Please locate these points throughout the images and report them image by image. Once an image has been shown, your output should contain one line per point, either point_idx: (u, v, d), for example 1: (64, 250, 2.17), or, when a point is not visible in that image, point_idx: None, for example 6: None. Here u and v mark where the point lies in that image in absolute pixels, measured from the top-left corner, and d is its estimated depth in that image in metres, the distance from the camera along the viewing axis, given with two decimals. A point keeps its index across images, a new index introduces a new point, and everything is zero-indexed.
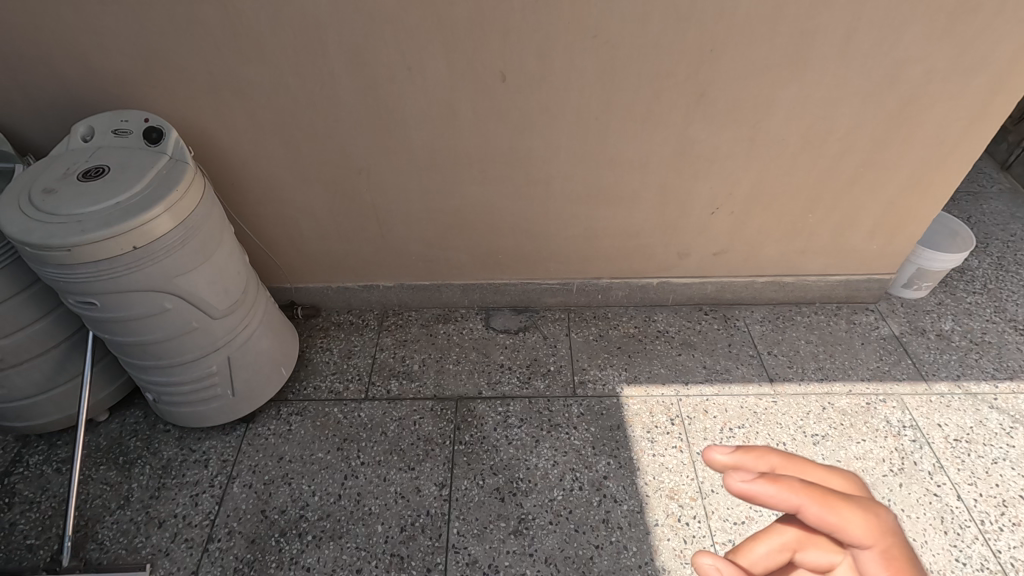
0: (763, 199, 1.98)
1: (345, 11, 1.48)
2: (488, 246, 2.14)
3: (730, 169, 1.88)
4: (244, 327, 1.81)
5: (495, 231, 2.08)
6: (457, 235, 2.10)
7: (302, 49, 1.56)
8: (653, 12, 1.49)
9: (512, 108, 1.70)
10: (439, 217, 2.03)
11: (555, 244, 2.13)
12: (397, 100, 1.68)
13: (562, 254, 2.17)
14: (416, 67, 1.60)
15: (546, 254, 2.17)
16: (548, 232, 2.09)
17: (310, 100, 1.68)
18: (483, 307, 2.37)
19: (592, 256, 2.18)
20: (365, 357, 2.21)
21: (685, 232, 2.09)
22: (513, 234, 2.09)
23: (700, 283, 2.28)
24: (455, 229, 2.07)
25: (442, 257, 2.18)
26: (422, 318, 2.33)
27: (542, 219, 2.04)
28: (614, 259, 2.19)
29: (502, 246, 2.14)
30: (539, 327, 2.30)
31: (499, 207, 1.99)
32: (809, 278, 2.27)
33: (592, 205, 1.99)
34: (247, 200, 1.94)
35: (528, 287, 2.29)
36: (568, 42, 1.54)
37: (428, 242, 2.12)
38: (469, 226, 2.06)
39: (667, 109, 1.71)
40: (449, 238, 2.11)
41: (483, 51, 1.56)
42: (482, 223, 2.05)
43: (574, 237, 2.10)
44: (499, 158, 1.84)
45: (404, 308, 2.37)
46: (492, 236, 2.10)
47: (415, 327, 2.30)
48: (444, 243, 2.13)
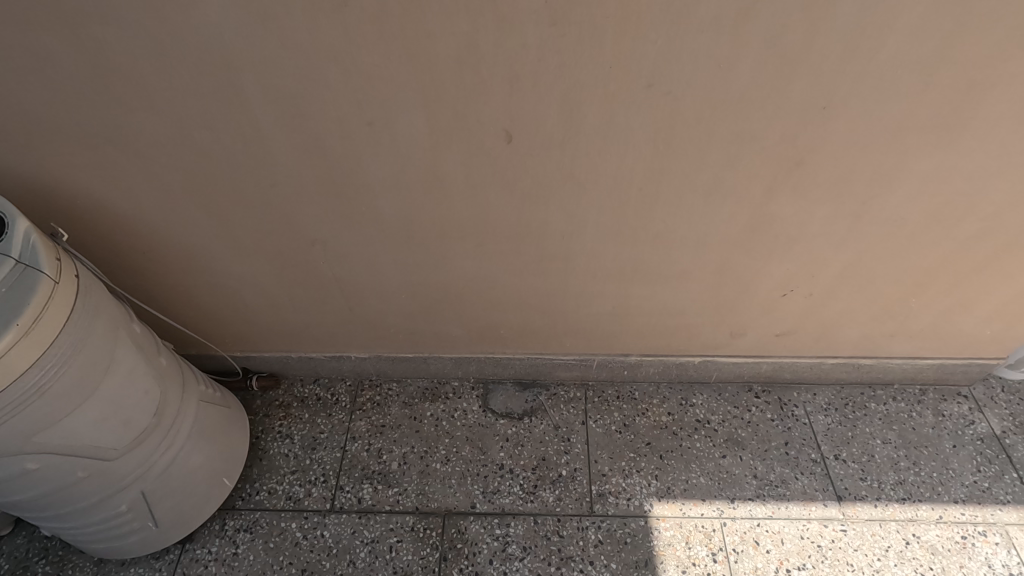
0: (856, 280, 1.47)
1: (267, 45, 0.96)
2: (488, 321, 1.66)
3: (819, 250, 1.37)
4: (163, 452, 1.36)
5: (496, 306, 1.60)
6: (447, 310, 1.61)
7: (210, 97, 1.04)
8: (745, 53, 0.95)
9: (522, 176, 1.18)
10: (424, 292, 1.54)
11: (574, 321, 1.65)
12: (356, 163, 1.16)
13: (583, 331, 1.69)
14: (380, 121, 1.08)
15: (562, 330, 1.69)
16: (566, 310, 1.60)
17: (230, 161, 1.17)
18: (480, 379, 1.92)
19: (620, 334, 1.70)
20: (333, 448, 1.78)
21: (743, 313, 1.59)
22: (519, 311, 1.61)
23: (753, 363, 1.81)
24: (444, 303, 1.59)
25: (429, 332, 1.71)
26: (405, 394, 1.89)
27: (560, 297, 1.55)
28: (649, 338, 1.71)
29: (506, 322, 1.66)
30: (549, 410, 1.85)
31: (502, 283, 1.50)
32: (892, 361, 1.80)
33: (626, 283, 1.49)
34: (167, 273, 1.45)
35: (536, 362, 1.82)
36: (610, 93, 1.01)
37: (410, 316, 1.64)
38: (463, 301, 1.58)
39: (744, 179, 1.18)
40: (437, 313, 1.63)
41: (480, 102, 1.04)
42: (481, 299, 1.57)
43: (599, 314, 1.62)
44: (504, 231, 1.33)
45: (383, 379, 1.92)
46: (494, 311, 1.61)
47: (395, 407, 1.86)
48: (431, 317, 1.64)
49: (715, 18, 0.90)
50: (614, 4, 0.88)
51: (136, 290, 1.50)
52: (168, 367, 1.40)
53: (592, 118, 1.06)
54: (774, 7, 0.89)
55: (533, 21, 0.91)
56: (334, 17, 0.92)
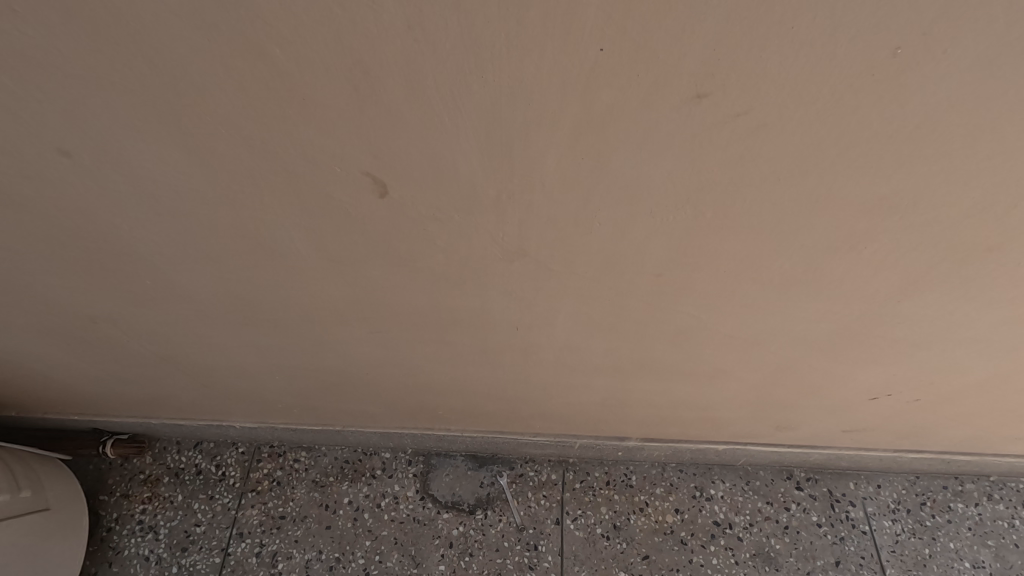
0: (997, 386, 0.90)
1: None
2: (417, 404, 1.12)
3: (953, 351, 0.80)
4: None
5: (425, 394, 1.05)
6: (353, 393, 1.07)
7: None
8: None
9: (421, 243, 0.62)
10: (308, 376, 0.99)
11: (544, 409, 1.10)
12: (105, 208, 0.62)
13: (558, 418, 1.15)
14: (107, 130, 0.53)
15: (528, 414, 1.15)
16: (530, 401, 1.05)
17: None
18: (420, 450, 1.41)
19: (612, 423, 1.16)
20: (211, 550, 1.29)
21: (800, 412, 1.04)
22: (461, 398, 1.07)
23: (804, 453, 1.29)
24: (346, 388, 1.04)
25: (335, 409, 1.18)
26: (317, 469, 1.39)
27: (520, 392, 1.00)
28: (654, 426, 1.18)
29: (444, 405, 1.12)
30: (512, 501, 1.35)
31: (426, 374, 0.95)
32: (998, 456, 1.27)
33: (622, 382, 0.93)
34: None
35: (494, 440, 1.31)
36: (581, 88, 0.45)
37: (302, 395, 1.11)
38: (373, 387, 1.03)
39: (842, 248, 0.62)
40: (338, 395, 1.09)
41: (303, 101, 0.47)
42: (398, 385, 1.02)
43: (581, 406, 1.07)
44: (411, 316, 0.76)
45: (289, 446, 1.42)
46: (422, 398, 1.07)
47: (301, 490, 1.37)
48: (332, 398, 1.11)
49: None
50: None
51: None
52: None
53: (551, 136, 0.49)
54: None
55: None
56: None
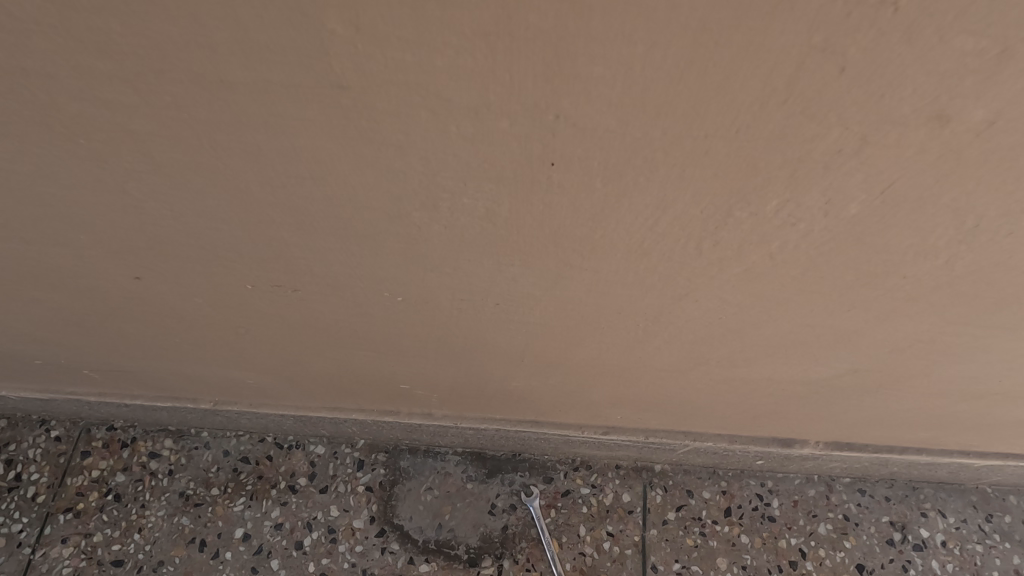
0: None
1: None
2: (365, 324, 0.50)
3: None
4: None
5: (383, 268, 0.44)
6: (212, 272, 0.46)
7: None
8: None
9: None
10: (72, 181, 0.38)
11: (653, 332, 0.49)
12: None
13: (674, 363, 0.53)
14: None
15: (608, 362, 0.53)
16: (634, 288, 0.44)
17: None
18: (381, 444, 0.78)
19: (791, 382, 0.54)
20: None
21: None
22: (467, 288, 0.45)
23: None
24: (188, 243, 0.43)
25: (189, 345, 0.55)
26: (189, 475, 0.76)
27: (624, 226, 0.39)
28: (875, 396, 0.55)
29: (425, 326, 0.50)
30: (547, 545, 0.71)
31: (381, 142, 0.34)
32: None
33: (934, 160, 0.33)
34: None
35: (517, 436, 0.66)
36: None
37: (100, 291, 0.49)
38: (253, 234, 0.41)
39: None
40: (181, 282, 0.47)
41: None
42: (314, 227, 0.40)
43: (751, 308, 0.46)
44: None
45: (143, 431, 0.78)
46: (377, 283, 0.45)
47: (158, 512, 0.73)
48: (175, 299, 0.49)
49: None
50: None
51: None
52: None
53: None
54: None
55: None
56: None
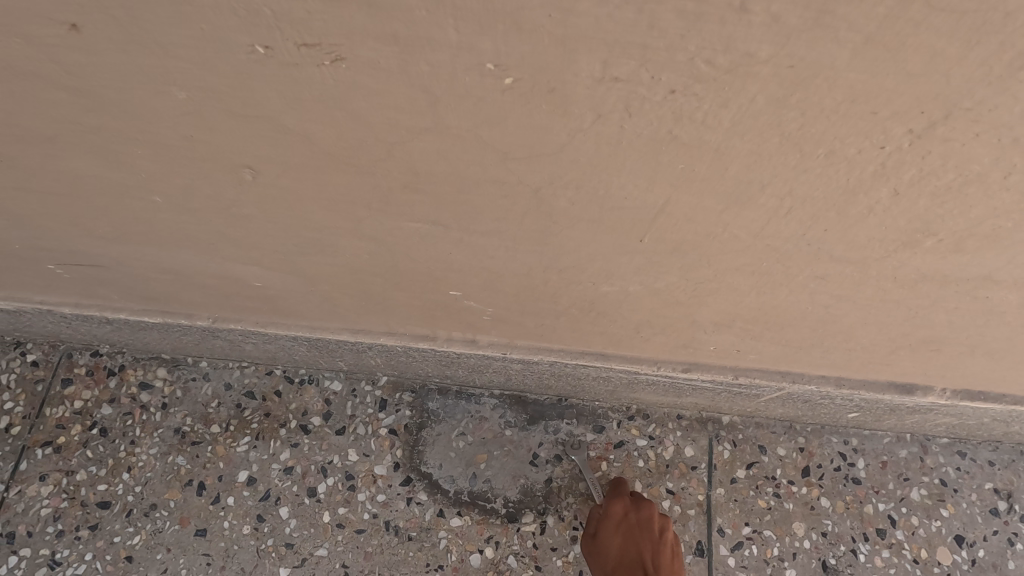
0: None
1: None
2: (406, 209, 0.34)
3: None
4: None
5: (453, 98, 0.27)
6: (173, 106, 0.29)
7: None
8: None
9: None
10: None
11: (812, 240, 0.34)
12: None
13: (833, 284, 0.38)
14: None
15: (735, 280, 0.38)
16: (835, 141, 0.28)
17: None
18: (404, 382, 0.67)
19: (948, 329, 0.41)
20: None
21: None
22: (567, 144, 0.29)
23: None
24: (129, 51, 0.26)
25: (154, 245, 0.40)
26: (185, 410, 0.65)
27: (888, 5, 0.22)
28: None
29: (491, 215, 0.34)
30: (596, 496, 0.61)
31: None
32: None
33: None
34: None
35: (576, 372, 0.55)
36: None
37: (10, 148, 0.33)
38: (238, 36, 0.25)
39: None
40: (127, 130, 0.31)
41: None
42: (338, 5, 0.24)
43: (1009, 186, 0.30)
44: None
45: (133, 358, 0.67)
46: (437, 132, 0.29)
47: (150, 451, 0.64)
48: (150, 202, 0.36)
49: None
50: None
51: None
52: None
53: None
54: None
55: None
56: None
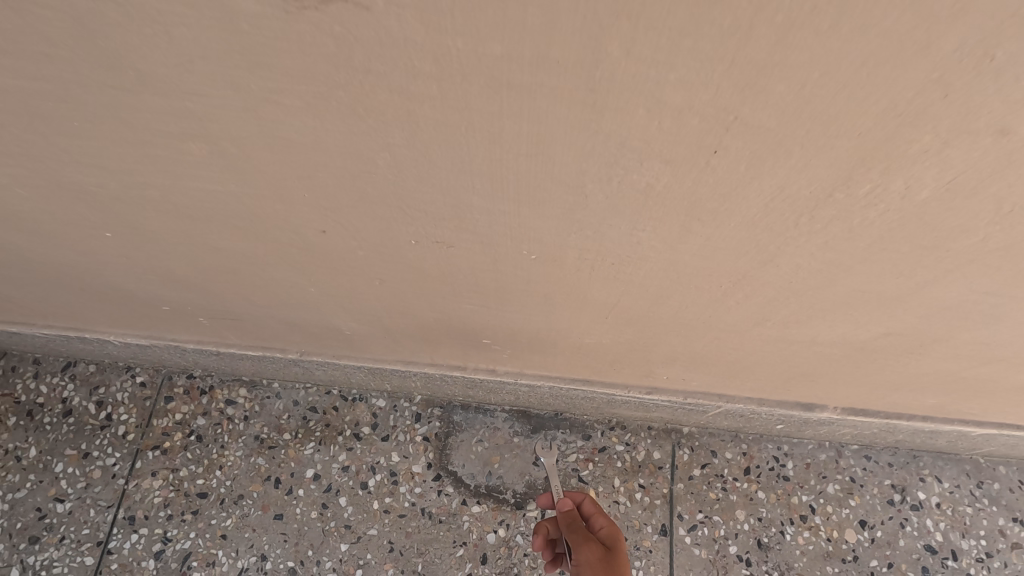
0: None
1: None
2: (462, 292, 0.53)
3: None
4: None
5: (496, 239, 0.46)
6: (324, 236, 0.48)
7: None
8: None
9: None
10: (218, 148, 0.40)
11: (720, 316, 0.53)
12: None
13: (739, 339, 0.57)
14: None
15: (675, 334, 0.57)
16: (729, 274, 0.47)
17: None
18: (433, 400, 0.86)
19: (824, 368, 0.60)
20: (76, 548, 0.76)
21: None
22: (563, 263, 0.48)
23: None
24: (309, 210, 0.45)
25: (287, 301, 0.59)
26: (262, 421, 0.83)
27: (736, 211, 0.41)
28: (912, 376, 0.60)
29: (513, 295, 0.53)
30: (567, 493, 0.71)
31: (546, 138, 0.35)
32: None
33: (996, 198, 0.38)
34: None
35: (568, 394, 0.74)
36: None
37: (214, 251, 0.52)
38: (372, 208, 0.45)
39: None
40: (290, 246, 0.50)
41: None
42: (435, 200, 0.42)
43: (835, 292, 0.48)
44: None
45: (220, 380, 0.86)
46: (484, 253, 0.48)
47: (236, 453, 0.81)
48: (292, 280, 0.55)
49: None
50: None
51: None
52: None
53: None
54: None
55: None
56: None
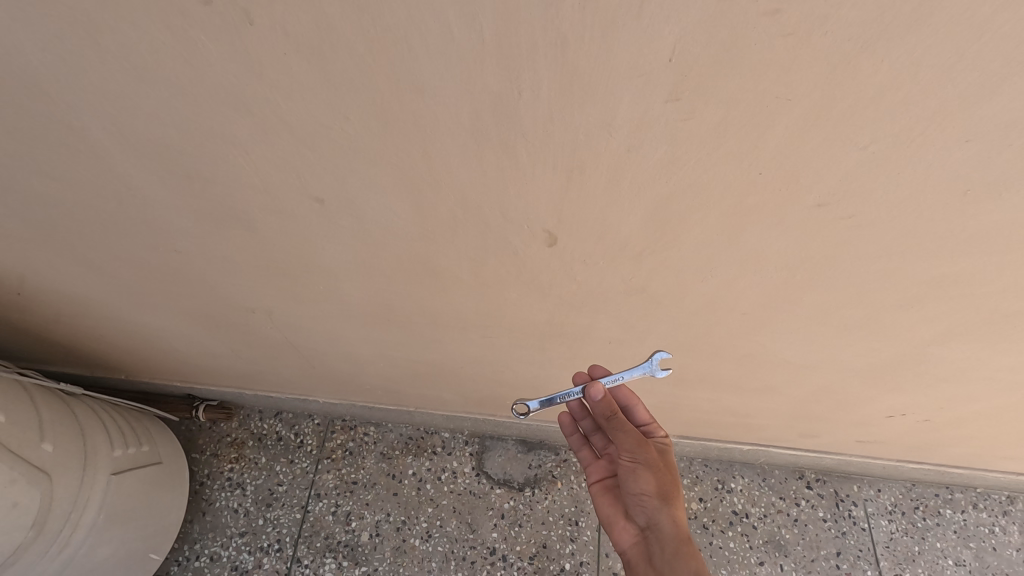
0: (997, 417, 1.07)
1: (148, 103, 0.52)
2: (500, 390, 1.25)
3: (971, 389, 0.95)
4: (53, 558, 1.06)
5: (515, 379, 1.17)
6: (444, 374, 1.19)
7: (65, 160, 0.62)
8: (969, 194, 0.51)
9: (588, 243, 0.66)
10: (417, 355, 1.09)
11: None
12: (309, 248, 0.74)
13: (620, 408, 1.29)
14: (341, 198, 0.63)
15: None
16: None
17: (105, 225, 0.74)
18: (475, 433, 1.57)
19: (660, 420, 1.33)
20: (292, 508, 1.47)
21: (828, 424, 1.21)
22: (541, 386, 1.19)
23: (817, 456, 1.46)
24: (442, 369, 1.16)
25: (418, 390, 1.31)
26: (383, 443, 1.56)
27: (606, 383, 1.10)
28: (700, 425, 1.33)
29: (520, 392, 1.25)
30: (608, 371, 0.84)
31: (535, 361, 1.05)
32: (988, 472, 1.44)
33: (692, 384, 1.07)
34: (67, 319, 1.08)
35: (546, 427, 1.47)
36: (763, 181, 0.53)
37: (395, 375, 1.23)
38: (466, 370, 1.15)
39: (911, 323, 0.75)
40: (429, 376, 1.21)
41: (532, 154, 0.53)
42: (493, 369, 1.13)
43: (649, 400, 1.19)
44: (555, 301, 0.81)
45: (358, 421, 1.58)
46: (510, 381, 1.19)
47: (371, 461, 1.53)
48: (425, 384, 1.27)
49: (1009, 124, 0.44)
50: (801, 85, 0.42)
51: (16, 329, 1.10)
52: (64, 453, 1.06)
53: (746, 192, 0.54)
54: None
55: (663, 58, 0.42)
56: (235, 24, 0.43)
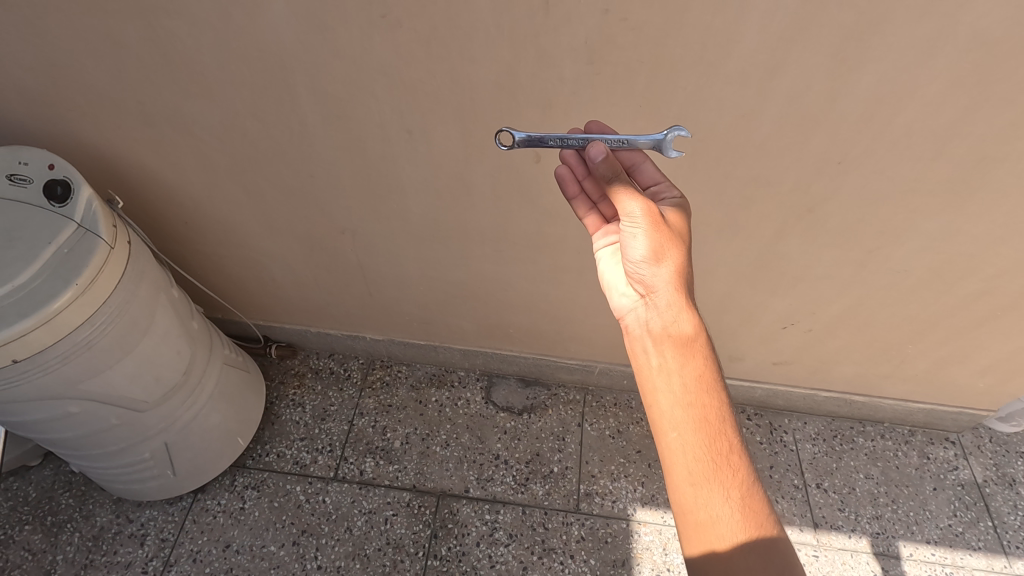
0: (855, 322, 1.52)
1: (334, 65, 1.05)
2: (504, 314, 1.71)
3: (822, 290, 1.42)
4: (186, 410, 1.48)
5: (515, 300, 1.63)
6: (465, 297, 1.66)
7: (273, 103, 1.14)
8: (745, 116, 1.02)
9: (557, 159, 1.16)
10: (446, 275, 1.57)
11: (585, 325, 1.70)
12: (392, 169, 1.25)
13: (594, 334, 1.74)
14: (420, 128, 1.14)
15: (574, 331, 1.74)
16: (582, 312, 1.64)
17: (275, 151, 1.25)
18: (485, 372, 2.02)
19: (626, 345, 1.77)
20: (341, 421, 1.89)
21: (744, 341, 1.66)
22: (534, 308, 1.65)
23: (750, 387, 1.87)
24: (463, 290, 1.62)
25: (444, 318, 1.77)
26: (413, 378, 2.00)
27: (579, 296, 1.57)
28: None
29: (519, 317, 1.71)
30: (610, 136, 0.99)
31: (528, 277, 1.53)
32: (883, 400, 1.86)
33: None
34: (207, 243, 1.56)
35: (540, 362, 1.91)
36: (641, 110, 1.04)
37: (429, 301, 1.70)
38: (481, 290, 1.61)
39: (756, 218, 1.24)
40: (454, 300, 1.67)
41: (523, 95, 1.04)
42: (499, 289, 1.60)
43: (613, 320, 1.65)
44: (538, 211, 1.30)
45: (393, 361, 2.03)
46: (511, 304, 1.65)
47: (403, 390, 1.97)
48: (450, 310, 1.73)
49: (743, 73, 0.96)
50: (646, 50, 0.94)
51: (171, 251, 1.59)
52: (201, 335, 1.51)
53: (635, 115, 1.05)
54: (794, 78, 0.95)
55: (581, 40, 0.94)
56: (390, 25, 0.96)
